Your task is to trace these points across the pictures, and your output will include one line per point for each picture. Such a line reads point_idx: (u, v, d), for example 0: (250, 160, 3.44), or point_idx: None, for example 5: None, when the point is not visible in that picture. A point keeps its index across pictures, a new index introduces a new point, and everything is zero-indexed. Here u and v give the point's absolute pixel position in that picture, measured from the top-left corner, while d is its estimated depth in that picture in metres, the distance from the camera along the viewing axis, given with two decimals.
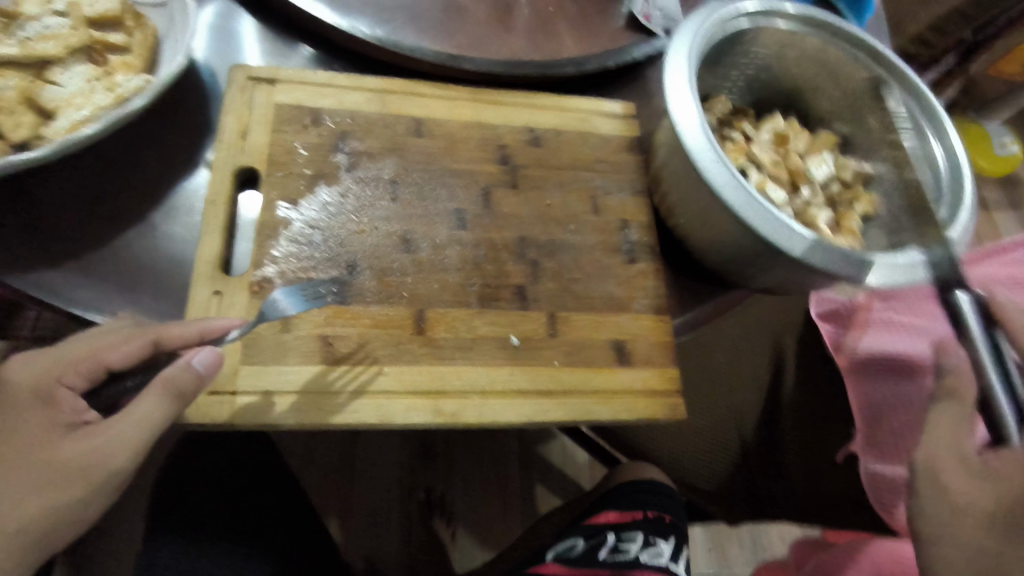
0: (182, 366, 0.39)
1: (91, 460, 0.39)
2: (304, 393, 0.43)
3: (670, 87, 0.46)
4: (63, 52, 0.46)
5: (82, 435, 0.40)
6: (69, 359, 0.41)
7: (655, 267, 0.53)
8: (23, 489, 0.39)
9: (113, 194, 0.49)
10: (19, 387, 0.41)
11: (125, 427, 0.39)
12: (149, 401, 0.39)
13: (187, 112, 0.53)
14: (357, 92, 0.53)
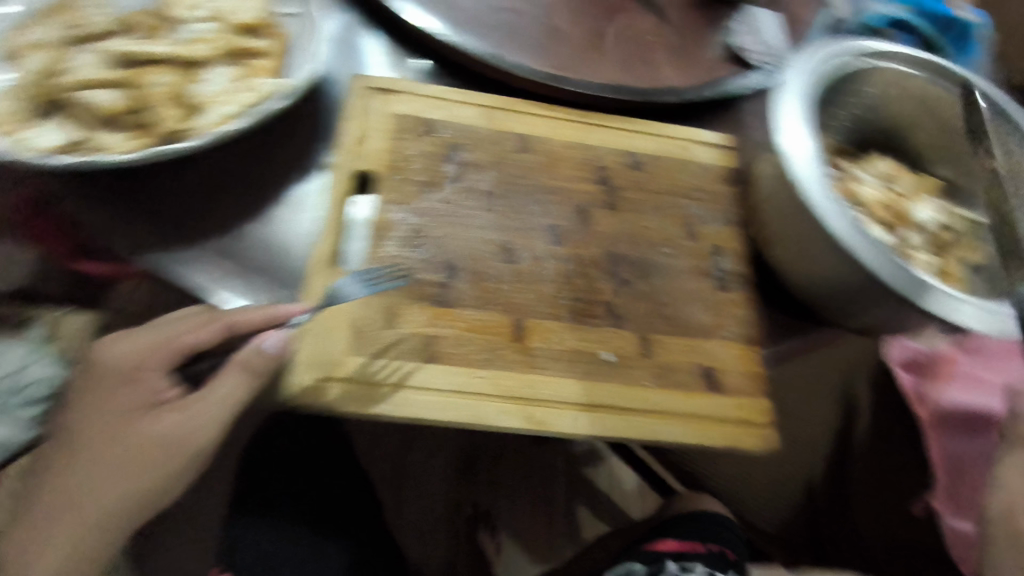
0: (252, 347, 0.44)
1: (180, 435, 0.46)
2: (355, 382, 0.45)
3: (784, 123, 0.47)
4: (212, 55, 0.51)
5: (166, 414, 0.46)
6: (148, 345, 0.47)
7: (747, 297, 0.53)
8: (115, 465, 0.46)
9: (239, 185, 0.52)
10: (110, 367, 0.47)
11: (207, 407, 0.46)
12: (228, 382, 0.45)
13: (306, 114, 0.56)
14: (468, 107, 0.56)
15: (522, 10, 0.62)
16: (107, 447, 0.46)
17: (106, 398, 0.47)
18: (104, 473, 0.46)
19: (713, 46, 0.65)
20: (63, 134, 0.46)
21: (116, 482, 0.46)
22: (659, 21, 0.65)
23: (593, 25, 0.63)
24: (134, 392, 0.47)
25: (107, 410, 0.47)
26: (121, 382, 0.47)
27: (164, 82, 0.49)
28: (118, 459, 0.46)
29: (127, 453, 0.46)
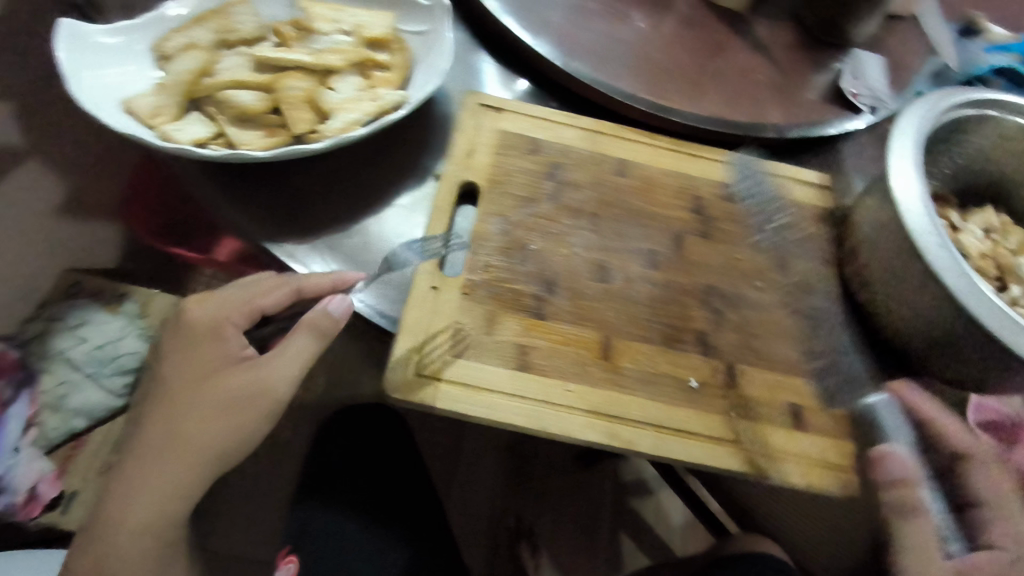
0: (319, 312, 0.49)
1: (253, 387, 0.50)
2: (409, 377, 0.46)
3: (894, 164, 0.48)
4: (343, 65, 0.54)
5: (238, 368, 0.51)
6: (224, 308, 0.53)
7: (838, 338, 0.53)
8: (197, 412, 0.50)
9: (352, 186, 0.55)
10: (197, 323, 0.53)
11: (275, 362, 0.51)
12: (295, 339, 0.50)
13: (419, 123, 0.59)
14: (571, 129, 0.58)
15: (627, 42, 0.64)
16: (183, 401, 0.50)
17: (183, 357, 0.52)
18: (181, 426, 0.50)
19: (814, 86, 0.65)
20: (208, 127, 0.51)
21: (190, 434, 0.50)
22: (761, 59, 0.66)
23: (696, 59, 0.65)
24: (209, 351, 0.52)
25: (183, 369, 0.51)
26: (198, 343, 0.52)
27: (299, 87, 0.53)
28: (193, 413, 0.50)
29: (202, 406, 0.50)
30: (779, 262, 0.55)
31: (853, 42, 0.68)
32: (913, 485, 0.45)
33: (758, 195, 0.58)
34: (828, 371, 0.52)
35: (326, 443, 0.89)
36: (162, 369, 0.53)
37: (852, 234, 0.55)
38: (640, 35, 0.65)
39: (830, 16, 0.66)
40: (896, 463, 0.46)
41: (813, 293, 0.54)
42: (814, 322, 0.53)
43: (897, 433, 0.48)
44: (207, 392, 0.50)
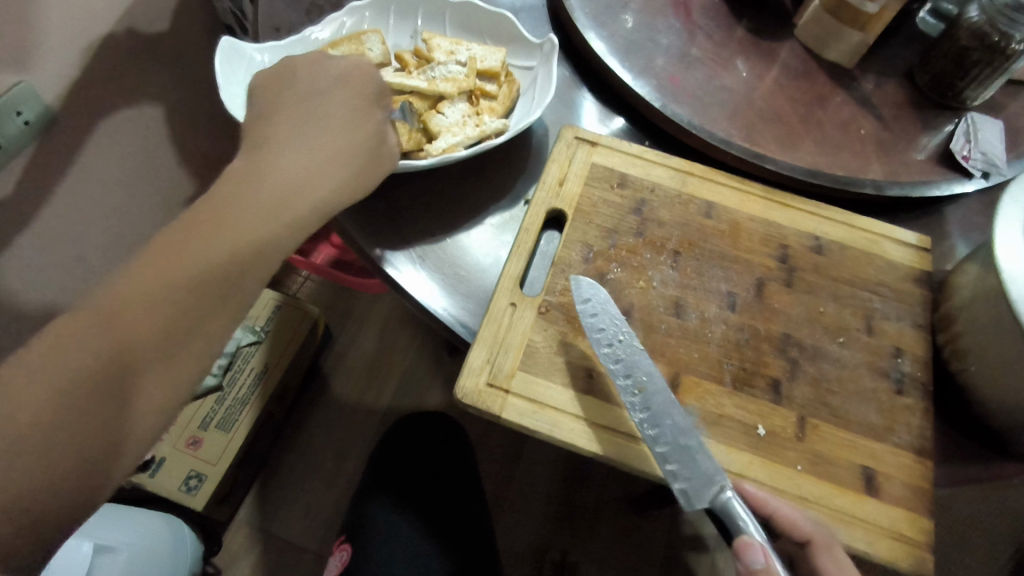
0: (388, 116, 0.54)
1: (367, 163, 0.49)
2: (482, 387, 0.49)
3: (1000, 234, 0.46)
4: (454, 92, 0.59)
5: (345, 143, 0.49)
6: (326, 87, 0.52)
7: (925, 407, 0.50)
8: (307, 168, 0.47)
9: (451, 202, 0.59)
10: (319, 91, 0.51)
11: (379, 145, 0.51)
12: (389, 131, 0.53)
13: (515, 150, 0.63)
14: (662, 168, 0.60)
15: (729, 88, 0.66)
16: (274, 166, 0.46)
17: (281, 123, 0.49)
18: (269, 191, 0.45)
19: (922, 146, 0.63)
20: None
21: (273, 202, 0.45)
22: (866, 115, 0.65)
23: (796, 110, 0.65)
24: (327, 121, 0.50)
25: (287, 129, 0.49)
26: (307, 107, 0.50)
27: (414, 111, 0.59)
28: (288, 178, 0.46)
29: (302, 168, 0.47)
30: (621, 371, 0.48)
31: (969, 105, 0.66)
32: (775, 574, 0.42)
33: (599, 308, 0.50)
34: (683, 473, 0.45)
35: (393, 443, 0.93)
36: (270, 127, 0.49)
37: (952, 301, 0.52)
38: (742, 83, 0.66)
39: (947, 76, 0.64)
40: (759, 550, 0.42)
41: (654, 400, 0.47)
42: (655, 430, 0.46)
43: (750, 521, 0.44)
44: (320, 150, 0.48)
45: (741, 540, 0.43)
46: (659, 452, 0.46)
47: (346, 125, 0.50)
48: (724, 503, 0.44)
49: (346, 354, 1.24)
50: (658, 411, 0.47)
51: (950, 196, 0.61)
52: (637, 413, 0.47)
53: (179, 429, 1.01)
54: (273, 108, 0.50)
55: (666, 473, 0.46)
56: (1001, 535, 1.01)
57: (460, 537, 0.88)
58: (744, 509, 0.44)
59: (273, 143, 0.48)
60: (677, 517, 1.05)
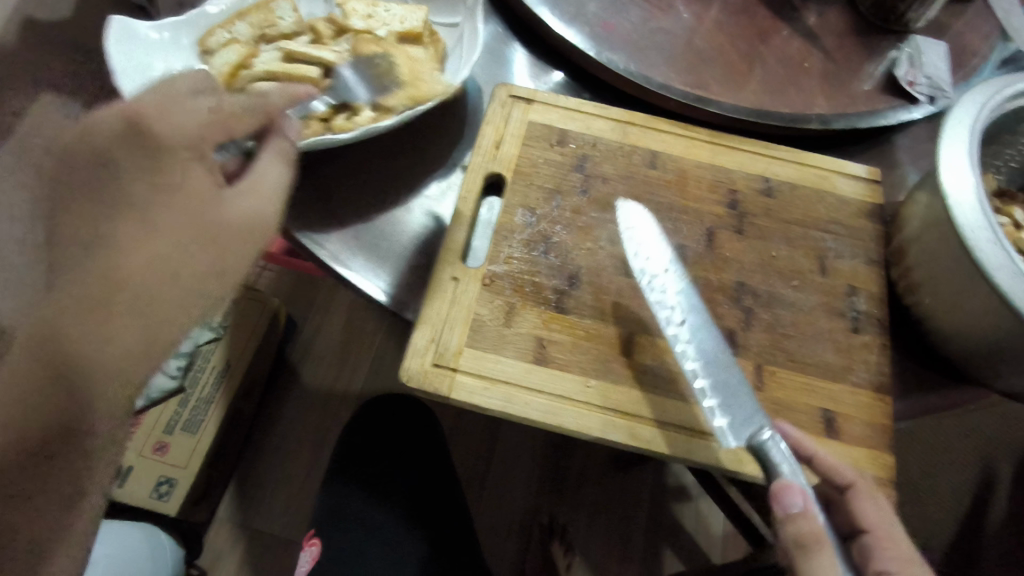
0: (282, 137, 0.42)
1: (258, 218, 0.39)
2: (431, 369, 0.46)
3: (944, 159, 0.44)
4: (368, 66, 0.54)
5: (215, 202, 0.38)
6: (158, 127, 0.37)
7: (882, 342, 0.49)
8: (184, 231, 0.37)
9: (381, 176, 0.56)
10: (164, 134, 0.37)
11: (262, 192, 0.40)
12: (273, 164, 0.41)
13: (447, 118, 0.59)
14: (602, 120, 0.57)
15: (666, 31, 0.62)
16: (127, 240, 0.35)
17: (97, 185, 0.35)
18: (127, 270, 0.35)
19: (868, 76, 0.61)
20: None
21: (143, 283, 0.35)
22: (810, 47, 0.63)
23: (738, 48, 0.62)
24: (185, 175, 0.37)
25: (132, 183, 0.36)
26: (140, 166, 0.36)
27: (377, 69, 0.54)
28: (158, 249, 0.36)
29: (179, 229, 0.37)
30: (664, 302, 0.47)
31: (913, 28, 0.63)
32: (814, 517, 0.38)
33: (641, 239, 0.50)
34: (725, 408, 0.44)
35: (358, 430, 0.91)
36: (108, 189, 0.36)
37: (902, 233, 0.51)
38: (681, 24, 0.63)
39: None
40: (797, 492, 0.38)
41: (698, 332, 0.47)
42: (697, 363, 0.46)
43: (784, 462, 0.41)
44: (196, 210, 0.37)
45: (777, 482, 0.39)
46: (700, 387, 0.45)
47: (201, 177, 0.38)
48: (760, 445, 0.42)
49: (312, 343, 1.20)
50: (700, 344, 0.46)
51: (898, 124, 0.60)
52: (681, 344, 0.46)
53: (143, 435, 0.98)
54: (79, 161, 0.36)
55: (705, 409, 0.44)
56: (971, 455, 1.04)
57: (432, 519, 0.87)
58: (783, 455, 0.41)
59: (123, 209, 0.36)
60: (661, 470, 1.05)
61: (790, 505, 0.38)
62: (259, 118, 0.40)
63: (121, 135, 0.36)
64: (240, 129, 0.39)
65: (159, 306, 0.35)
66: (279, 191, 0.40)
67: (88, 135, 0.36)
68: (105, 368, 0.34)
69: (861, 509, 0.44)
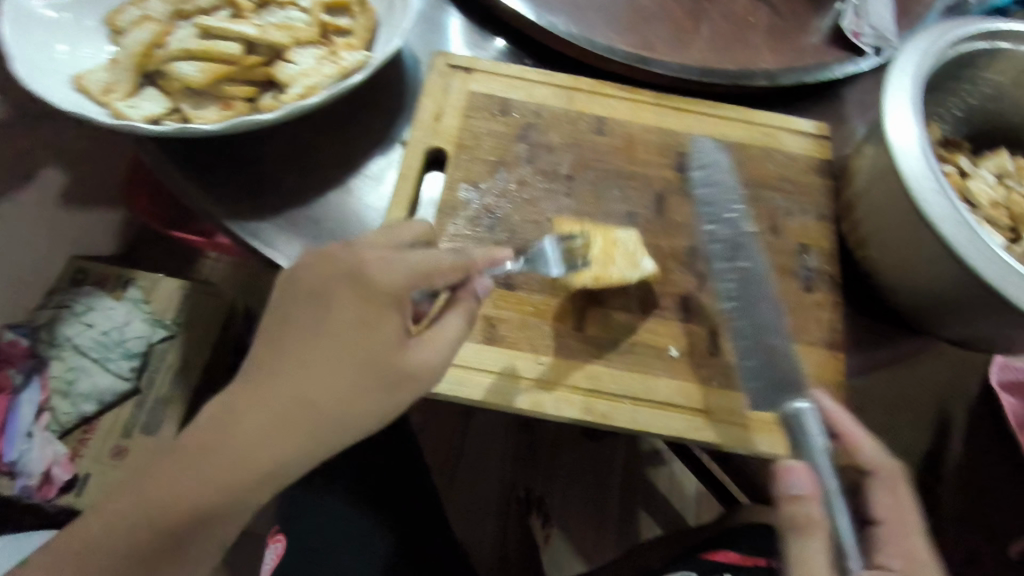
0: (472, 296, 0.39)
1: (421, 370, 0.36)
2: None
3: (888, 109, 0.43)
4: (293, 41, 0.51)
5: (396, 348, 0.35)
6: (372, 272, 0.35)
7: (834, 299, 0.49)
8: (340, 374, 0.34)
9: (317, 158, 0.53)
10: (371, 285, 0.35)
11: (438, 346, 0.37)
12: (453, 320, 0.38)
13: (385, 93, 0.56)
14: (545, 87, 0.55)
15: None
16: (298, 367, 0.34)
17: (310, 314, 0.35)
18: (297, 393, 0.34)
19: (814, 29, 0.60)
20: (162, 103, 0.49)
21: (307, 410, 0.34)
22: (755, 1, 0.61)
23: (682, 5, 0.60)
24: (367, 320, 0.35)
25: (317, 313, 0.35)
26: (339, 302, 0.35)
27: (571, 245, 0.46)
28: (315, 391, 0.34)
29: (336, 371, 0.34)
30: (722, 253, 0.49)
31: None
32: (814, 502, 0.36)
33: (710, 189, 0.51)
34: (756, 368, 0.45)
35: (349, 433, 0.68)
36: (308, 318, 0.36)
37: (851, 188, 0.50)
38: None
39: None
40: (802, 474, 0.37)
41: (750, 288, 0.47)
42: (741, 318, 0.46)
43: (818, 437, 0.39)
44: (359, 351, 0.35)
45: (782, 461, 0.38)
46: (739, 342, 0.46)
47: (386, 322, 0.35)
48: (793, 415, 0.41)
49: None
50: (749, 299, 0.47)
51: (845, 77, 0.59)
52: (727, 299, 0.47)
53: None
54: (302, 287, 0.36)
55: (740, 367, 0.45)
56: None
57: (412, 514, 0.66)
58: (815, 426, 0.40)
59: (303, 338, 0.35)
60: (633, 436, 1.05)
61: (790, 487, 0.37)
62: (455, 276, 0.37)
63: (336, 271, 0.36)
64: (440, 281, 0.36)
65: (290, 442, 0.34)
66: (449, 353, 0.37)
67: (320, 267, 0.36)
68: (239, 491, 0.34)
69: (874, 497, 0.44)
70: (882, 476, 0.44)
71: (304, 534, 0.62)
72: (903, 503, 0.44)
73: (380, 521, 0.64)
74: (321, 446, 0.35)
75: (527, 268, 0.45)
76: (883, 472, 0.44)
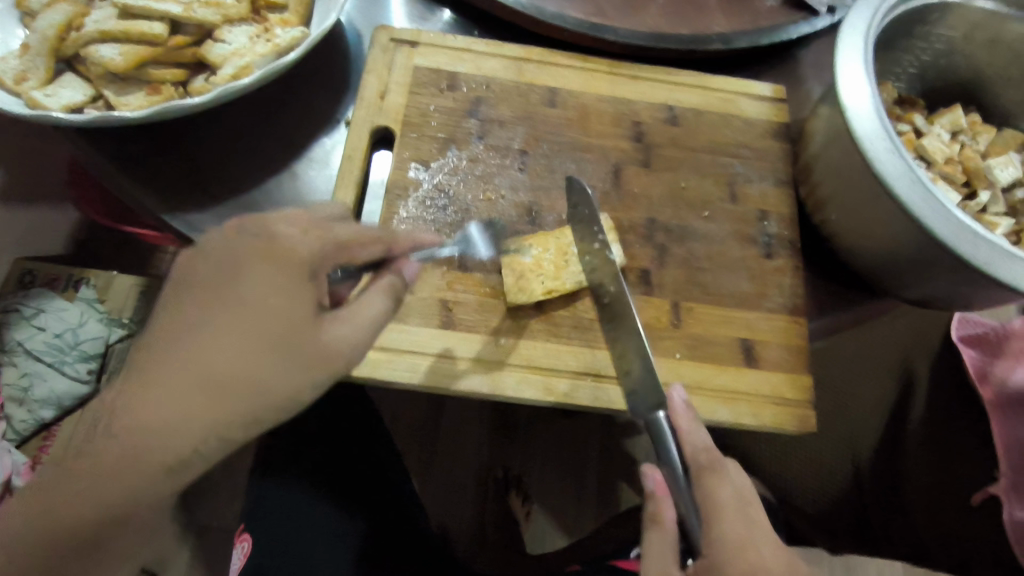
0: (396, 274, 0.36)
1: (337, 347, 0.32)
2: None
3: (841, 68, 0.42)
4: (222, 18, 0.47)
5: (310, 321, 0.31)
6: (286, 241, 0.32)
7: (795, 265, 0.49)
8: (251, 351, 0.30)
9: (258, 143, 0.50)
10: (285, 259, 0.32)
11: (359, 322, 0.33)
12: (375, 298, 0.34)
13: (326, 72, 0.54)
14: (494, 59, 0.52)
15: None
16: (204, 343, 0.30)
17: (217, 285, 0.31)
18: (203, 370, 0.30)
19: None
20: (83, 91, 0.46)
21: (214, 389, 0.30)
22: None
23: None
24: (279, 292, 0.31)
25: (223, 285, 0.31)
26: (246, 271, 0.31)
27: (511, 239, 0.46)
28: (224, 368, 0.30)
29: (247, 345, 0.30)
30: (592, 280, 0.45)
31: None
32: (659, 502, 0.38)
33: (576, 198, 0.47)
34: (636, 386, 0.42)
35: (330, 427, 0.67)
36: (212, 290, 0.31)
37: (808, 151, 0.50)
38: None
39: None
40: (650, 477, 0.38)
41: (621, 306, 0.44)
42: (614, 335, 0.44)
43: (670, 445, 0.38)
44: (269, 323, 0.31)
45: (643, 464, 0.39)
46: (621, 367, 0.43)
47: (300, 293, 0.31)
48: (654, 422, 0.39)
49: None
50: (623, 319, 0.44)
51: (800, 38, 0.58)
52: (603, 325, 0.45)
53: None
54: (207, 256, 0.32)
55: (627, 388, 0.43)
56: None
57: (386, 502, 0.65)
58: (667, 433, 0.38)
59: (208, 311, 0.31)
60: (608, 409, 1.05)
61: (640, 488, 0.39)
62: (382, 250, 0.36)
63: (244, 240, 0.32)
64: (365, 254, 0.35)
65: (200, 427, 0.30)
66: (372, 334, 0.33)
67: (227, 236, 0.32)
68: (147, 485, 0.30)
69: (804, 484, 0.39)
70: (701, 463, 0.38)
71: (271, 530, 0.61)
72: (720, 492, 0.36)
73: (350, 508, 0.63)
74: (237, 433, 0.30)
75: (460, 251, 0.46)
76: (701, 460, 0.38)
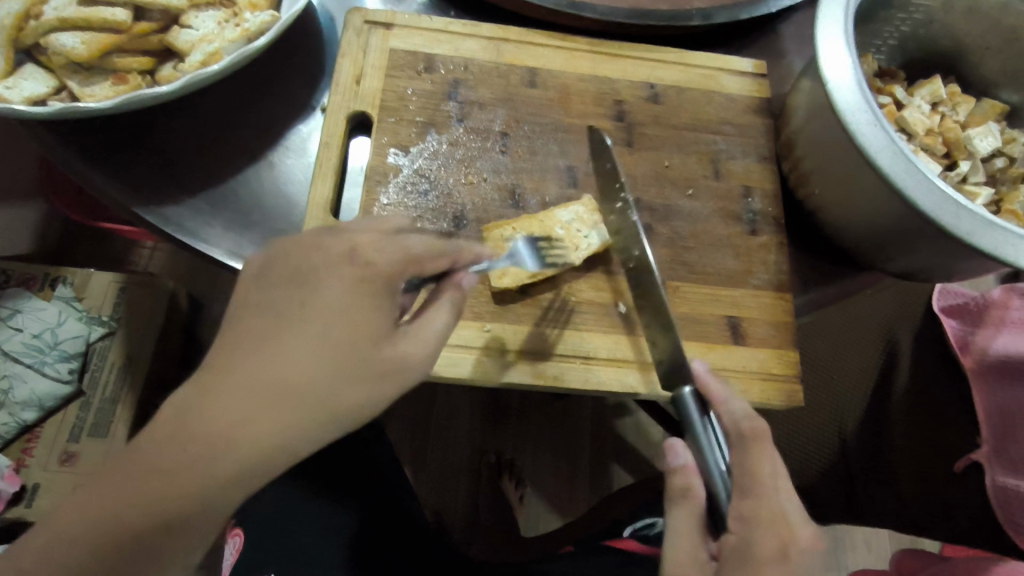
0: (458, 287, 0.36)
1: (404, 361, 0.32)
2: None
3: (822, 41, 0.42)
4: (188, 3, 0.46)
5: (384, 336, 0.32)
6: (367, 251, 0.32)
7: (779, 241, 0.49)
8: (322, 362, 0.30)
9: (233, 132, 0.49)
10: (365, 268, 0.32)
11: (424, 338, 0.33)
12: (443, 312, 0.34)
13: (300, 56, 0.52)
14: (472, 39, 0.51)
15: None
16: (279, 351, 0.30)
17: (290, 295, 0.31)
18: (276, 377, 0.29)
19: None
20: (46, 82, 0.44)
21: (280, 396, 0.29)
22: None
23: None
24: (353, 305, 0.31)
25: (294, 293, 0.31)
26: (322, 282, 0.31)
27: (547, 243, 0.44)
28: (296, 378, 0.29)
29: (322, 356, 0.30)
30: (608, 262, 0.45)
31: None
32: (691, 479, 0.37)
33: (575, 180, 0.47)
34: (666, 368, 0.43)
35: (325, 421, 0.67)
36: (284, 299, 0.31)
37: (789, 126, 0.49)
38: None
39: None
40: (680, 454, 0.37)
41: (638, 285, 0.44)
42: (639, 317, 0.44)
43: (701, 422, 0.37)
44: (344, 335, 0.31)
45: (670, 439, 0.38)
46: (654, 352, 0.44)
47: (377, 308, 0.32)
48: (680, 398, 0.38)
49: None
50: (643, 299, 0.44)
51: (780, 12, 0.57)
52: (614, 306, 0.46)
53: None
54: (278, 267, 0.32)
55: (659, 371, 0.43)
56: None
57: (379, 492, 0.64)
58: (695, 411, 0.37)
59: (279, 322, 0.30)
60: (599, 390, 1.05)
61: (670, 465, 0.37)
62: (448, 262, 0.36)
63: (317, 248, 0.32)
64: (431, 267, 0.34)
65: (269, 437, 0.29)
66: (436, 350, 0.33)
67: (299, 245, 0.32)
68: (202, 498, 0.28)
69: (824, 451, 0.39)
70: (738, 436, 0.37)
71: (263, 524, 0.61)
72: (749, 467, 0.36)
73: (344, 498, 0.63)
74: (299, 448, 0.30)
75: (512, 264, 0.43)
76: (738, 433, 0.37)
